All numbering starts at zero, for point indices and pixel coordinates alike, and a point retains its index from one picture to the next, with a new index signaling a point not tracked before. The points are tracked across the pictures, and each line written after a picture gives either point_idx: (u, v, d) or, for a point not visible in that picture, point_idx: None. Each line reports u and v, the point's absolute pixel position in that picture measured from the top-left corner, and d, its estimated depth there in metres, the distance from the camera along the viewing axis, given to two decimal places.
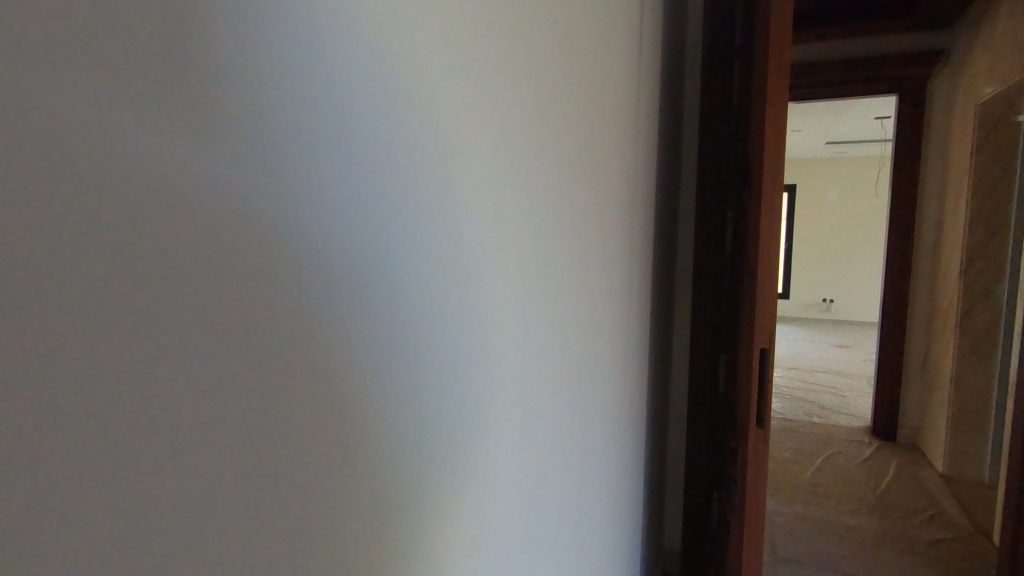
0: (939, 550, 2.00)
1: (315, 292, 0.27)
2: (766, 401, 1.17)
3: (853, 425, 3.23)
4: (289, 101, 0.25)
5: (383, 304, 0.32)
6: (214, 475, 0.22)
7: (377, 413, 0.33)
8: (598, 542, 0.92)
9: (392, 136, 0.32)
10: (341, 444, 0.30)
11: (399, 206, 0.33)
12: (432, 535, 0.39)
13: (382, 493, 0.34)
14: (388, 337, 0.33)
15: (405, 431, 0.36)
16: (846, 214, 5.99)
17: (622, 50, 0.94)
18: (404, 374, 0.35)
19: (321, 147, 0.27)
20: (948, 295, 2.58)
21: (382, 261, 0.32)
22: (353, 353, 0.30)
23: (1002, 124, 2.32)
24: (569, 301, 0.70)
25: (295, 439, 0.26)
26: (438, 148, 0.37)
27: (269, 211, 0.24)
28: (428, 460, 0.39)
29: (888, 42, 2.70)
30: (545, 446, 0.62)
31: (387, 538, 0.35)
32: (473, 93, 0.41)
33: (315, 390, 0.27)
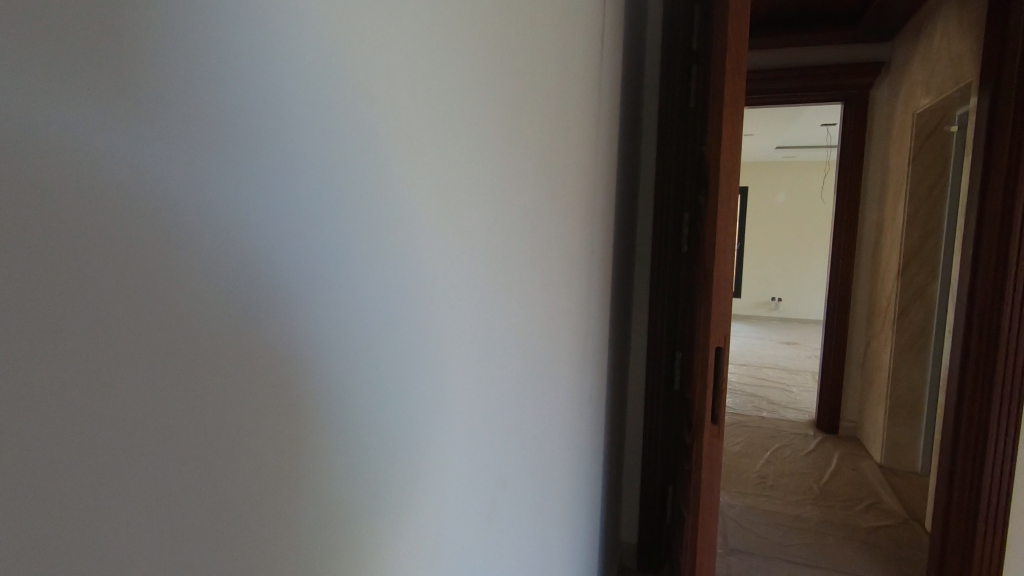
0: (877, 537, 2.11)
1: (262, 286, 0.25)
2: (722, 396, 1.19)
3: (799, 419, 3.36)
4: (234, 78, 0.23)
5: (335, 301, 0.31)
6: (151, 478, 0.20)
7: (329, 414, 0.31)
8: (555, 542, 0.91)
9: (347, 124, 0.31)
10: (292, 449, 0.28)
11: (354, 199, 0.32)
12: (379, 540, 0.37)
13: (335, 497, 0.32)
14: (334, 333, 0.31)
15: (359, 432, 0.34)
16: (794, 216, 6.24)
17: (585, 50, 0.94)
18: (357, 373, 0.33)
19: (268, 131, 0.25)
20: (887, 295, 2.72)
21: (334, 256, 0.30)
22: (303, 353, 0.28)
23: (936, 133, 2.45)
24: (530, 297, 0.69)
25: (239, 443, 0.25)
26: (394, 142, 0.35)
27: (212, 192, 0.22)
28: (383, 461, 0.37)
29: (834, 52, 2.83)
30: (501, 446, 0.61)
31: (334, 545, 0.33)
32: (434, 86, 0.40)
33: (259, 387, 0.26)
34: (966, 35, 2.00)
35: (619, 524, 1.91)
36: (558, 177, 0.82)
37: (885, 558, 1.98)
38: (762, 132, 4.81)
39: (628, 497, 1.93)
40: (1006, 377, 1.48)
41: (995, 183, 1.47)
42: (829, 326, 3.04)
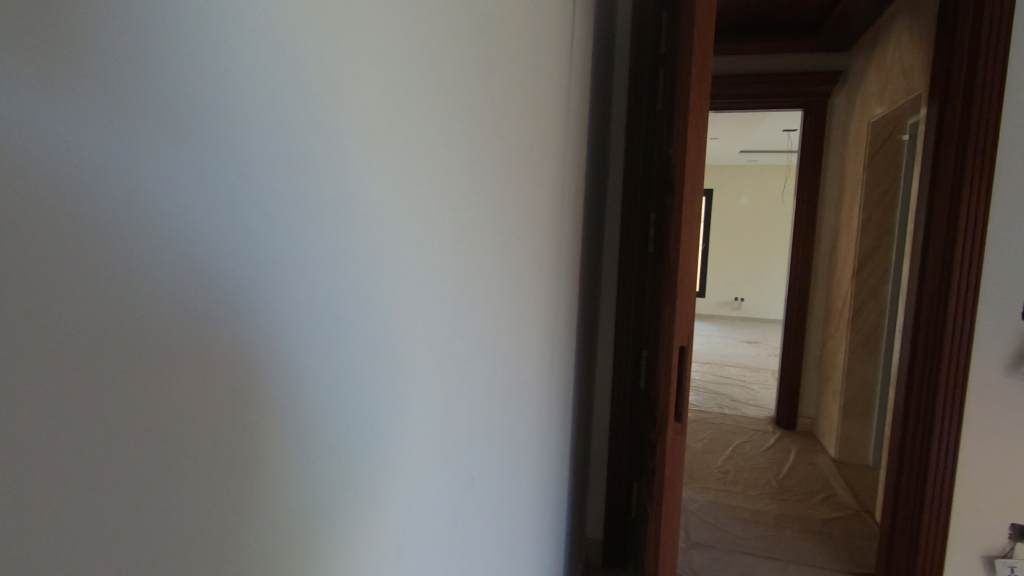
0: (830, 528, 2.19)
1: (221, 285, 0.25)
2: (685, 394, 1.22)
3: (759, 415, 3.47)
4: (197, 72, 0.22)
5: (296, 303, 0.30)
6: (108, 477, 0.20)
7: (291, 418, 0.31)
8: (521, 539, 0.92)
9: (311, 123, 0.30)
10: (252, 453, 0.28)
11: (317, 198, 0.31)
12: (340, 540, 0.37)
13: (296, 500, 0.32)
14: (294, 332, 0.30)
15: (321, 435, 0.34)
16: (756, 218, 6.42)
17: (555, 52, 0.95)
18: (320, 376, 0.33)
19: (229, 129, 0.24)
20: (843, 295, 2.82)
21: (297, 257, 0.30)
22: (263, 355, 0.28)
23: (889, 142, 2.55)
24: (497, 297, 0.70)
25: (197, 449, 0.24)
26: (360, 141, 0.35)
27: (174, 187, 0.22)
28: (345, 464, 0.37)
29: (795, 60, 2.92)
30: (466, 447, 0.60)
31: (294, 547, 0.32)
32: (401, 85, 0.40)
33: (221, 385, 0.25)
34: (916, 49, 2.09)
35: (585, 521, 1.93)
36: (527, 177, 0.83)
37: (838, 548, 2.05)
38: (727, 136, 4.93)
39: (594, 493, 1.96)
40: (949, 375, 1.56)
41: (943, 190, 1.55)
42: (788, 326, 3.14)
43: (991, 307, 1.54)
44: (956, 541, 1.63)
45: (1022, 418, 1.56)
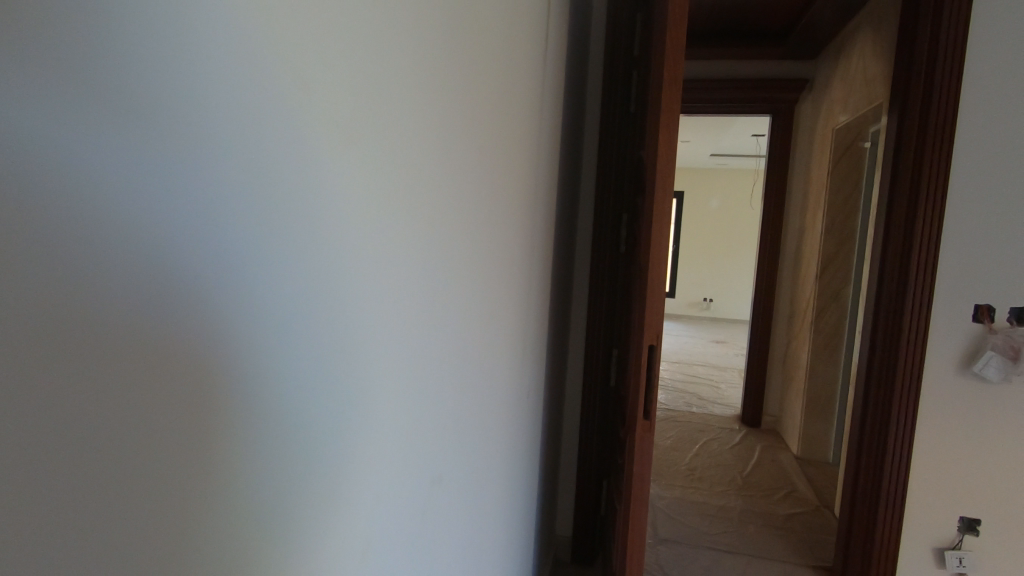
0: (792, 523, 2.25)
1: (175, 276, 0.23)
2: (654, 392, 1.24)
3: (725, 414, 3.54)
4: (172, 66, 0.22)
5: (256, 298, 0.29)
6: (78, 474, 0.19)
7: (250, 416, 0.29)
8: (489, 536, 0.92)
9: (273, 110, 0.29)
10: (208, 454, 0.26)
11: (278, 187, 0.30)
12: (306, 539, 0.36)
13: (256, 500, 0.31)
14: (260, 327, 0.29)
15: (282, 433, 0.33)
16: (724, 221, 6.56)
17: (529, 51, 0.96)
18: (280, 373, 0.32)
19: (187, 111, 0.23)
20: (807, 297, 2.91)
21: (257, 249, 0.29)
22: (220, 350, 0.26)
23: (852, 149, 2.63)
24: (468, 295, 0.69)
25: (147, 450, 0.22)
26: (325, 131, 0.34)
27: (146, 181, 0.21)
28: (307, 463, 0.36)
29: (764, 67, 2.99)
30: (433, 445, 0.60)
31: (261, 546, 0.31)
32: (369, 74, 0.39)
33: (191, 382, 0.24)
34: (878, 59, 2.17)
35: (554, 519, 1.94)
36: (500, 174, 0.83)
37: (798, 542, 2.11)
38: (698, 139, 5.02)
39: (564, 491, 1.97)
40: (904, 374, 1.62)
41: (901, 196, 1.61)
42: (754, 326, 3.22)
43: (945, 309, 1.60)
44: (909, 534, 1.69)
45: (974, 415, 1.62)
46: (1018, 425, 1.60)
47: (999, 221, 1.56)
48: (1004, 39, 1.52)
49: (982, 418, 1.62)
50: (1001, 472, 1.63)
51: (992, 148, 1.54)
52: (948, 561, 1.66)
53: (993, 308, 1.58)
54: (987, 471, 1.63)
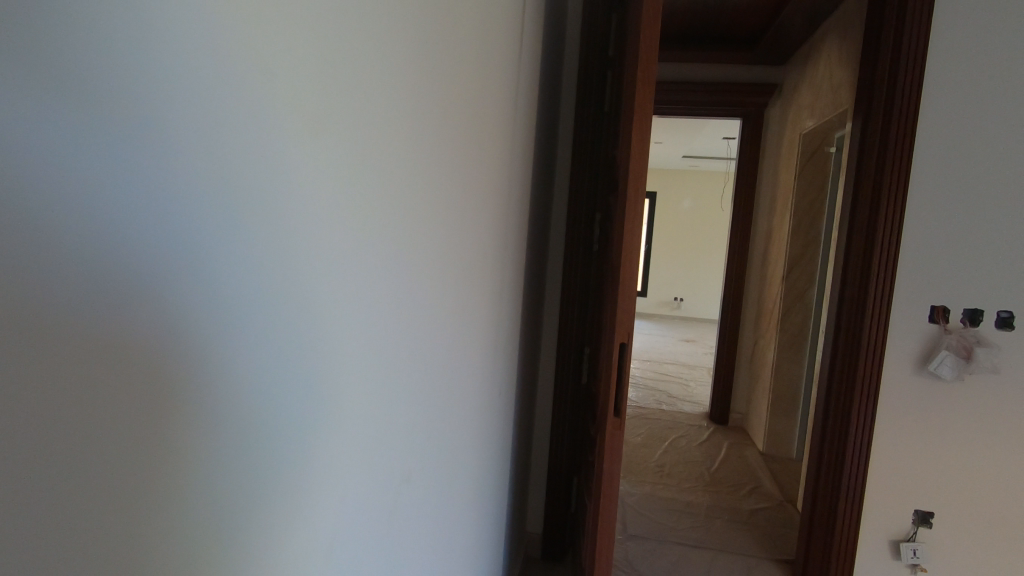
0: (756, 518, 2.31)
1: (129, 268, 0.22)
2: (624, 389, 1.25)
3: (694, 411, 3.61)
4: (139, 51, 0.21)
5: (220, 293, 0.28)
6: (31, 466, 0.19)
7: (212, 415, 0.28)
8: (459, 534, 0.92)
9: (238, 97, 0.28)
10: (165, 456, 0.25)
11: (244, 178, 0.29)
12: (269, 538, 0.35)
13: (217, 504, 0.29)
14: (227, 319, 0.28)
15: (247, 433, 0.31)
16: (696, 222, 6.67)
17: (504, 48, 0.95)
18: (245, 371, 0.31)
19: (143, 95, 0.22)
20: (774, 297, 2.97)
21: (221, 242, 0.27)
22: (181, 348, 0.25)
23: (818, 153, 2.69)
24: (440, 292, 0.69)
25: (95, 452, 0.21)
26: (292, 120, 0.33)
27: (107, 166, 0.21)
28: (272, 463, 0.35)
29: (735, 71, 3.05)
30: (402, 441, 0.59)
31: (225, 543, 0.30)
32: (337, 61, 0.38)
33: (153, 373, 0.24)
34: (844, 66, 2.23)
35: (525, 516, 1.95)
36: (473, 170, 0.82)
37: (763, 537, 2.17)
38: (671, 141, 5.09)
39: (535, 489, 1.98)
40: (865, 372, 1.67)
41: (865, 199, 1.66)
42: (723, 325, 3.28)
43: (905, 310, 1.66)
44: (866, 528, 1.75)
45: (931, 413, 1.68)
46: (970, 422, 1.67)
47: (955, 226, 1.61)
48: (963, 49, 1.56)
49: (937, 415, 1.68)
50: (954, 467, 1.69)
51: (951, 155, 1.59)
52: (903, 552, 1.72)
53: (948, 309, 1.64)
54: (940, 466, 1.70)
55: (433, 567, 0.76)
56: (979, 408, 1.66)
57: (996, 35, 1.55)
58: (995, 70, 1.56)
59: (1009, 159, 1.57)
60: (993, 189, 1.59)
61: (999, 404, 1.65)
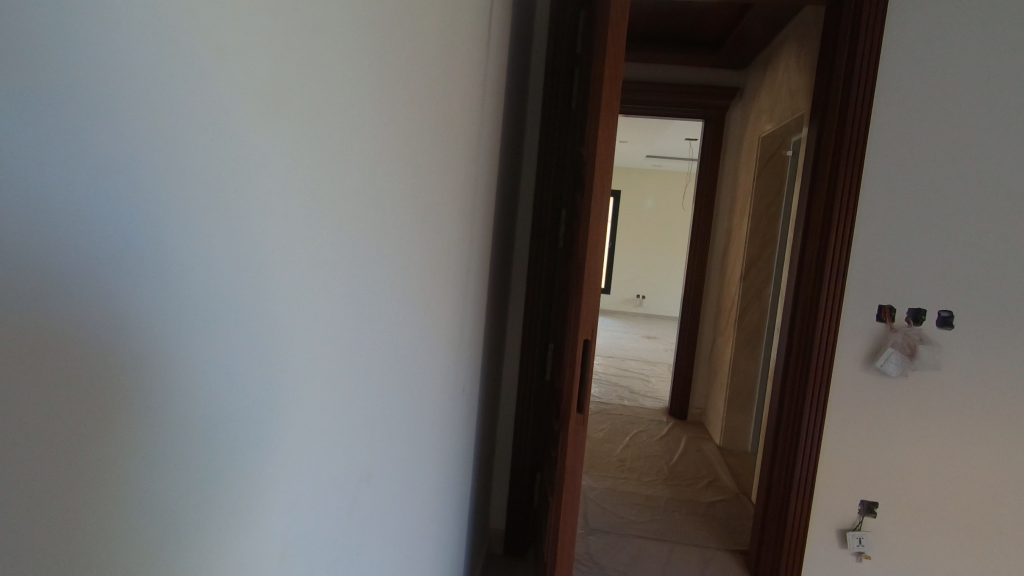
0: (713, 510, 2.37)
1: (65, 256, 0.20)
2: (587, 385, 1.27)
3: (655, 407, 3.68)
4: (94, 32, 0.20)
5: (170, 287, 0.26)
6: None
7: (161, 414, 0.26)
8: (421, 529, 0.91)
9: (193, 80, 0.26)
10: (108, 457, 0.23)
11: (199, 166, 0.27)
12: (225, 539, 0.33)
13: (167, 506, 0.28)
14: (183, 315, 0.27)
15: (201, 433, 0.30)
16: (658, 220, 6.80)
17: (471, 41, 0.94)
18: (198, 368, 0.29)
19: (97, 81, 0.21)
20: (732, 295, 3.06)
21: (173, 232, 0.26)
22: (124, 343, 0.23)
23: (776, 156, 2.77)
24: (404, 288, 0.68)
25: (26, 456, 0.19)
26: (249, 105, 0.31)
27: (58, 148, 0.19)
28: (226, 464, 0.33)
29: (698, 73, 3.11)
30: (363, 438, 0.57)
31: (180, 545, 0.29)
32: (297, 45, 0.36)
33: (102, 365, 0.22)
34: (801, 73, 2.30)
35: (488, 512, 1.95)
36: (438, 164, 0.81)
37: (719, 528, 2.23)
38: (636, 140, 5.17)
39: (498, 485, 1.98)
40: (817, 367, 1.74)
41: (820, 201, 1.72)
42: (684, 322, 3.36)
43: (855, 309, 1.72)
44: (816, 518, 1.82)
45: (878, 408, 1.76)
46: (913, 416, 1.75)
47: (903, 229, 1.68)
48: (914, 59, 1.63)
49: (883, 410, 1.75)
50: (897, 459, 1.77)
51: (900, 160, 1.66)
52: (849, 541, 1.79)
53: (893, 308, 1.71)
54: (885, 459, 1.77)
55: (394, 562, 0.76)
56: (921, 402, 1.74)
57: (944, 46, 1.62)
58: (942, 79, 1.63)
59: (952, 165, 1.65)
60: (937, 194, 1.67)
61: (939, 398, 1.73)
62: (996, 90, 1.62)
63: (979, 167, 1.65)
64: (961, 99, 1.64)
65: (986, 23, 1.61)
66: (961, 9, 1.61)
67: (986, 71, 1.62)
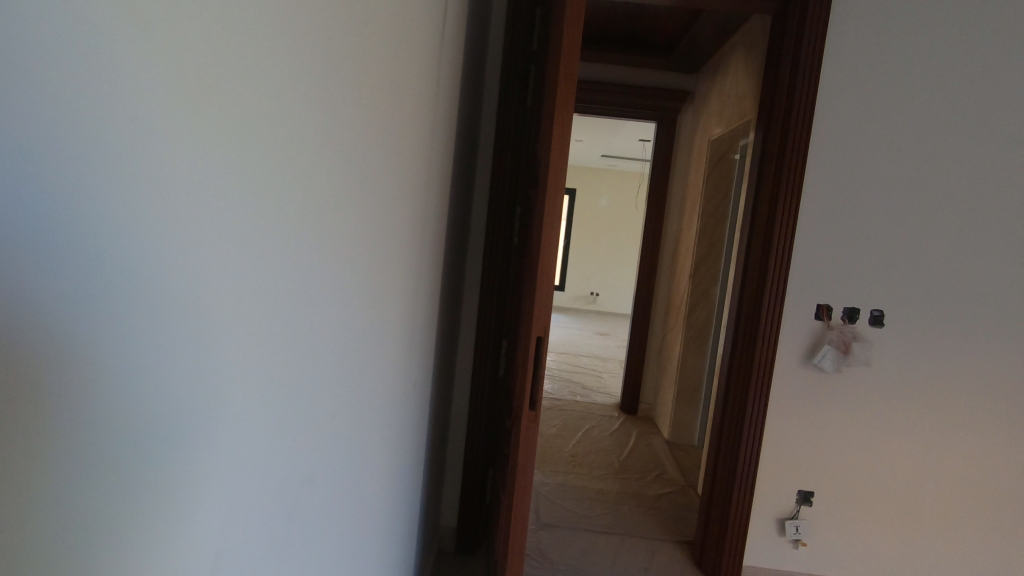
0: (660, 502, 2.44)
1: None
2: (540, 381, 1.27)
3: (606, 402, 3.74)
4: (27, 25, 0.19)
5: (82, 270, 0.23)
6: None
7: (89, 409, 0.24)
8: (368, 529, 0.90)
9: (107, 54, 0.23)
10: (23, 450, 0.21)
11: (114, 142, 0.24)
12: (158, 540, 0.31)
13: (83, 510, 0.25)
14: (118, 306, 0.25)
15: (122, 430, 0.27)
16: (612, 218, 6.92)
17: (425, 33, 0.92)
18: (120, 359, 0.26)
19: (26, 68, 0.19)
20: (681, 293, 3.14)
21: (83, 214, 0.23)
22: (18, 333, 0.20)
23: (723, 159, 2.87)
24: (353, 285, 0.66)
25: None
26: (179, 92, 0.28)
27: None
28: (154, 463, 0.30)
29: (651, 75, 3.18)
30: (305, 439, 0.55)
31: (112, 543, 0.27)
32: (240, 33, 0.34)
33: (28, 348, 0.21)
34: (749, 79, 2.39)
35: (439, 510, 1.94)
36: (392, 156, 0.79)
37: (666, 520, 2.30)
38: (591, 139, 5.24)
39: (450, 481, 1.97)
40: (761, 362, 1.80)
41: (766, 202, 1.78)
42: (635, 319, 3.43)
43: (795, 308, 1.80)
44: (756, 507, 1.90)
45: (815, 402, 1.84)
46: (846, 409, 1.84)
47: (839, 232, 1.77)
48: (851, 71, 1.72)
49: (819, 403, 1.84)
50: (832, 451, 1.87)
51: (837, 167, 1.75)
52: (787, 529, 1.88)
53: (830, 308, 1.80)
54: (820, 450, 1.87)
55: (340, 561, 0.74)
56: (853, 396, 1.84)
57: (880, 59, 1.71)
58: (876, 89, 1.72)
59: (886, 172, 1.75)
60: (871, 199, 1.76)
61: (870, 392, 1.83)
62: (925, 103, 1.73)
63: (907, 175, 1.75)
64: (894, 111, 1.73)
65: (918, 39, 1.71)
66: (896, 26, 1.70)
67: (917, 84, 1.72)
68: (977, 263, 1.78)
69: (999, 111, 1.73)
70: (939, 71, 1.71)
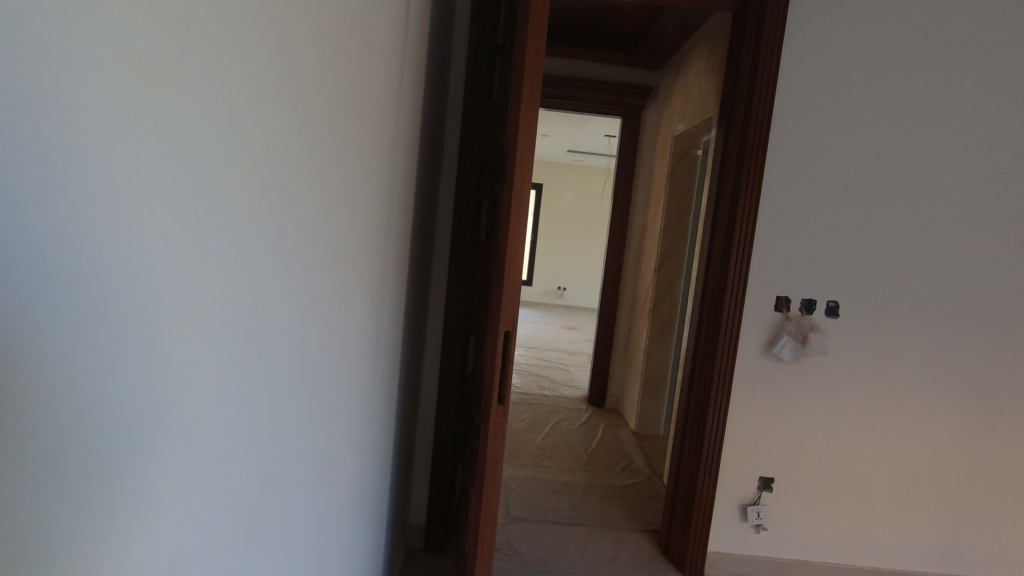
0: (627, 492, 2.48)
1: None
2: (508, 375, 1.27)
3: (574, 395, 3.78)
4: None
5: (21, 266, 0.21)
6: None
7: (41, 409, 0.23)
8: (334, 529, 0.88)
9: (51, 40, 0.22)
10: None
11: (48, 127, 0.22)
12: (117, 543, 0.30)
13: (25, 513, 0.23)
14: (69, 299, 0.24)
15: (69, 429, 0.25)
16: (579, 213, 6.97)
17: (389, 24, 0.90)
18: (68, 356, 0.24)
19: None
20: (646, 287, 3.19)
21: (30, 206, 0.22)
22: None
23: (686, 156, 2.92)
24: (317, 281, 0.65)
25: None
26: (136, 83, 0.27)
27: None
28: (109, 465, 0.28)
29: (617, 71, 3.20)
30: (268, 437, 0.53)
31: (68, 545, 0.26)
32: (203, 23, 0.33)
33: None
34: (711, 76, 2.43)
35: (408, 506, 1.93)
36: (357, 148, 0.77)
37: (633, 510, 2.34)
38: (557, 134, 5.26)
39: (419, 476, 1.96)
40: (723, 353, 1.84)
41: (727, 196, 1.82)
42: (602, 313, 3.47)
43: (755, 300, 1.85)
44: (720, 494, 1.94)
45: (775, 391, 1.90)
46: (804, 398, 1.91)
47: (797, 226, 1.83)
48: (808, 70, 1.77)
49: (779, 392, 1.90)
50: (791, 439, 1.93)
51: (795, 163, 1.80)
52: (749, 514, 1.93)
53: (789, 299, 1.84)
54: (779, 439, 1.92)
55: (306, 560, 0.73)
56: (811, 385, 1.90)
57: (835, 59, 1.77)
58: (832, 88, 1.78)
59: (840, 169, 1.81)
60: (827, 195, 1.82)
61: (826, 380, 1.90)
62: (877, 103, 1.79)
63: (860, 172, 1.81)
64: (849, 110, 1.79)
65: (870, 41, 1.77)
66: (850, 27, 1.76)
67: (870, 84, 1.78)
68: (925, 257, 1.86)
69: (945, 110, 1.80)
70: (890, 71, 1.78)
